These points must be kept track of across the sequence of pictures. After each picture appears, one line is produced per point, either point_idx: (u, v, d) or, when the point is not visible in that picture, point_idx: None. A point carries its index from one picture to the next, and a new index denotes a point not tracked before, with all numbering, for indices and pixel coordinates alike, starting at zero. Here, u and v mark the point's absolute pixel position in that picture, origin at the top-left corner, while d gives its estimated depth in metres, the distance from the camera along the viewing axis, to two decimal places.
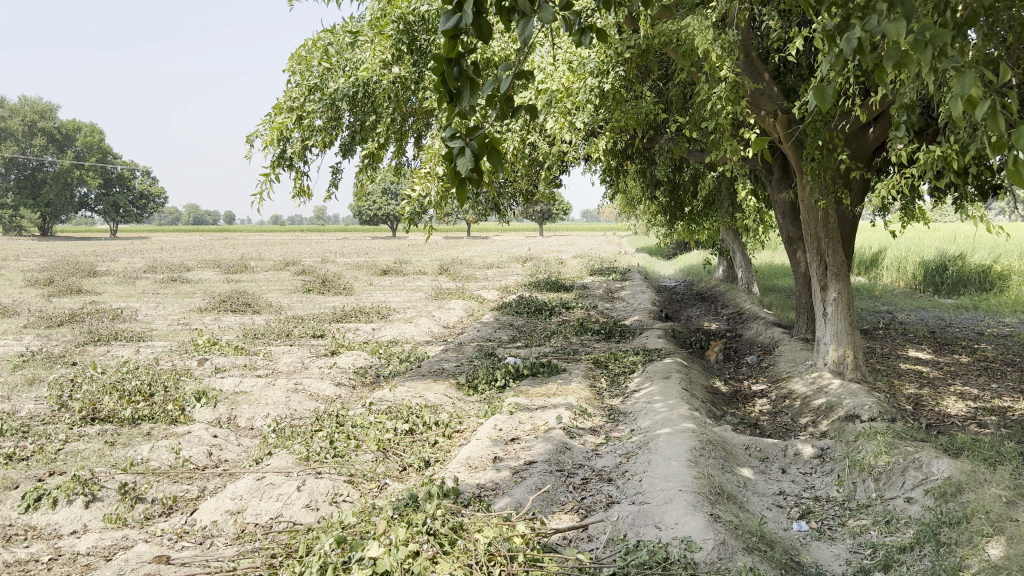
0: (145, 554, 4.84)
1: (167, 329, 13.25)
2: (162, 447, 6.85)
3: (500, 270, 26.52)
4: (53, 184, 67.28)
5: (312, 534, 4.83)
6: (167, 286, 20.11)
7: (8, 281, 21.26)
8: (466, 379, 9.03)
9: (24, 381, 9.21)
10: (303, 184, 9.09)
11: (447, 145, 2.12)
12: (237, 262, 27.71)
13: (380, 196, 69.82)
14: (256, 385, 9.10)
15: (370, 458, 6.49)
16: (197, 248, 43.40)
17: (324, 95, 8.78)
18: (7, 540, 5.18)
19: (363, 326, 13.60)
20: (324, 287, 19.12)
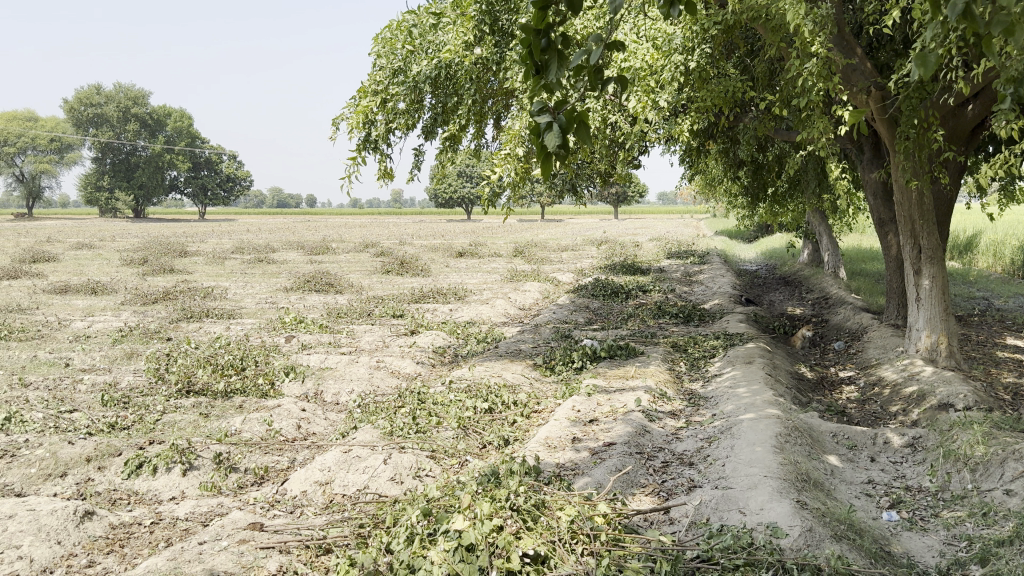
0: (240, 521, 5.06)
1: (254, 307, 13.74)
2: (254, 420, 7.13)
3: (575, 253, 26.44)
4: (146, 167, 70.28)
5: (398, 505, 4.96)
6: (254, 267, 20.83)
7: (107, 261, 22.41)
8: (543, 360, 9.08)
9: (124, 355, 9.71)
10: (387, 167, 9.25)
11: (533, 118, 2.12)
12: (318, 244, 28.41)
13: (455, 179, 70.45)
14: (341, 361, 9.37)
15: (451, 435, 6.60)
16: (280, 229, 44.74)
17: (408, 78, 8.90)
18: (113, 504, 5.49)
19: (441, 306, 13.79)
20: (403, 269, 19.45)
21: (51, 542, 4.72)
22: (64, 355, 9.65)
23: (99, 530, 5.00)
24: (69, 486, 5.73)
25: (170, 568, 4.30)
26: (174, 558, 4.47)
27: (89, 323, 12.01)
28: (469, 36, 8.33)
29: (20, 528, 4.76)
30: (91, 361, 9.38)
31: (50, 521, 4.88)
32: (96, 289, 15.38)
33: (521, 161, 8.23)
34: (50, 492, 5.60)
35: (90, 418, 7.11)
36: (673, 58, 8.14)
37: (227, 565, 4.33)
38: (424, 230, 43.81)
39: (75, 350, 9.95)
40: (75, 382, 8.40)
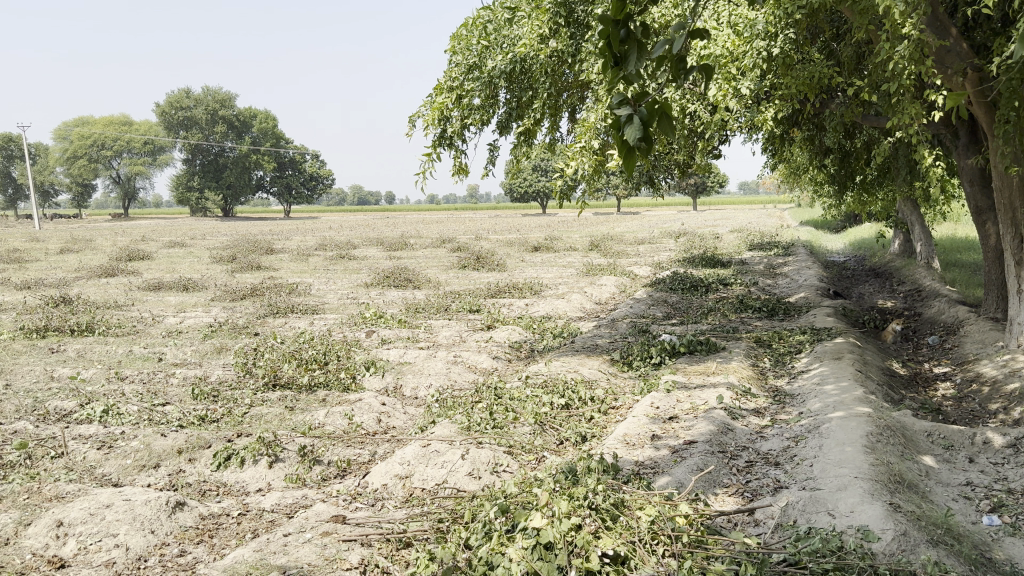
0: (323, 513, 5.19)
1: (336, 303, 14.06)
2: (336, 413, 7.30)
3: (653, 246, 26.09)
4: (233, 168, 72.84)
5: (476, 501, 4.99)
6: (336, 263, 21.32)
7: (198, 258, 23.33)
8: (621, 355, 8.99)
9: (213, 350, 10.08)
10: (462, 163, 9.31)
11: (613, 112, 2.18)
12: (396, 240, 28.88)
13: (531, 173, 70.48)
14: (419, 356, 9.49)
15: (528, 430, 6.61)
16: (359, 226, 45.65)
17: (482, 74, 8.92)
18: (203, 495, 5.71)
19: (518, 301, 13.81)
20: (479, 264, 19.57)
21: (145, 531, 4.95)
22: (158, 350, 10.09)
23: (190, 520, 5.21)
24: (162, 477, 5.99)
25: (256, 560, 4.45)
26: (260, 549, 4.62)
27: (181, 318, 12.53)
28: (544, 29, 8.29)
29: (117, 517, 5.01)
30: (183, 356, 9.78)
31: (145, 511, 5.11)
32: (187, 286, 16.02)
33: (596, 153, 8.14)
34: (145, 483, 5.86)
35: (181, 411, 7.42)
36: (755, 44, 7.91)
37: (310, 557, 4.45)
38: (501, 224, 43.95)
39: (168, 345, 10.40)
40: (169, 376, 8.78)
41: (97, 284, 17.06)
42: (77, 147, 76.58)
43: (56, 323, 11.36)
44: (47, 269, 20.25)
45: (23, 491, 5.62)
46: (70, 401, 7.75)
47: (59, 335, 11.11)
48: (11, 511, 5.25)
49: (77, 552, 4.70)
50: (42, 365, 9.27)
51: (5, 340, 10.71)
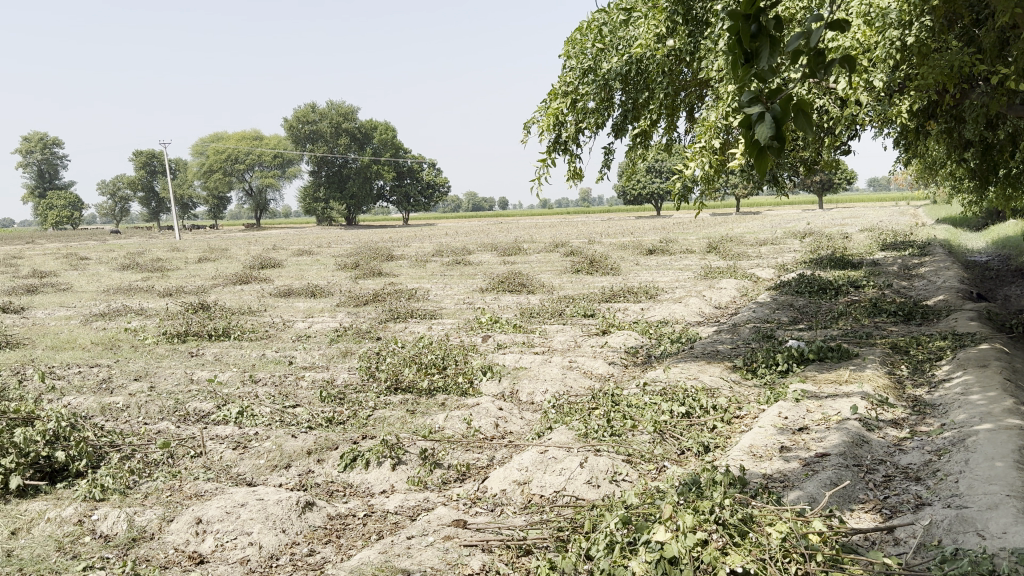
0: (445, 517, 5.27)
1: (453, 308, 14.33)
2: (455, 417, 7.42)
3: (775, 247, 25.18)
4: (355, 178, 75.60)
5: (596, 510, 4.94)
6: (453, 269, 21.74)
7: (323, 265, 24.34)
8: (743, 362, 8.70)
9: (338, 354, 10.48)
10: (577, 167, 9.29)
11: (746, 112, 2.44)
12: (511, 245, 29.13)
13: (645, 175, 69.63)
14: (535, 361, 9.52)
15: (647, 439, 6.50)
16: (474, 232, 46.39)
17: (598, 77, 8.86)
18: (331, 496, 5.92)
19: (633, 305, 13.64)
20: (594, 268, 19.47)
21: (277, 530, 5.18)
22: (288, 354, 10.57)
23: (318, 520, 5.41)
24: (292, 477, 6.26)
25: (382, 562, 4.57)
26: (385, 552, 4.74)
27: (309, 323, 13.09)
28: (661, 28, 8.14)
29: (252, 516, 5.28)
30: (311, 359, 10.21)
31: (277, 511, 5.35)
32: (314, 292, 16.73)
33: (716, 153, 7.91)
34: (277, 482, 6.14)
35: (310, 413, 7.73)
36: (889, 34, 7.49)
37: (434, 561, 4.53)
38: (615, 228, 43.49)
39: (297, 349, 10.88)
40: (297, 379, 9.18)
41: (232, 291, 18.08)
42: (214, 163, 81.58)
43: (196, 328, 12.11)
44: (190, 277, 21.67)
45: (168, 488, 6.00)
46: (209, 402, 8.22)
47: (199, 339, 11.84)
48: (157, 507, 5.61)
49: (215, 549, 4.98)
50: (184, 368, 9.90)
51: (151, 344, 11.50)
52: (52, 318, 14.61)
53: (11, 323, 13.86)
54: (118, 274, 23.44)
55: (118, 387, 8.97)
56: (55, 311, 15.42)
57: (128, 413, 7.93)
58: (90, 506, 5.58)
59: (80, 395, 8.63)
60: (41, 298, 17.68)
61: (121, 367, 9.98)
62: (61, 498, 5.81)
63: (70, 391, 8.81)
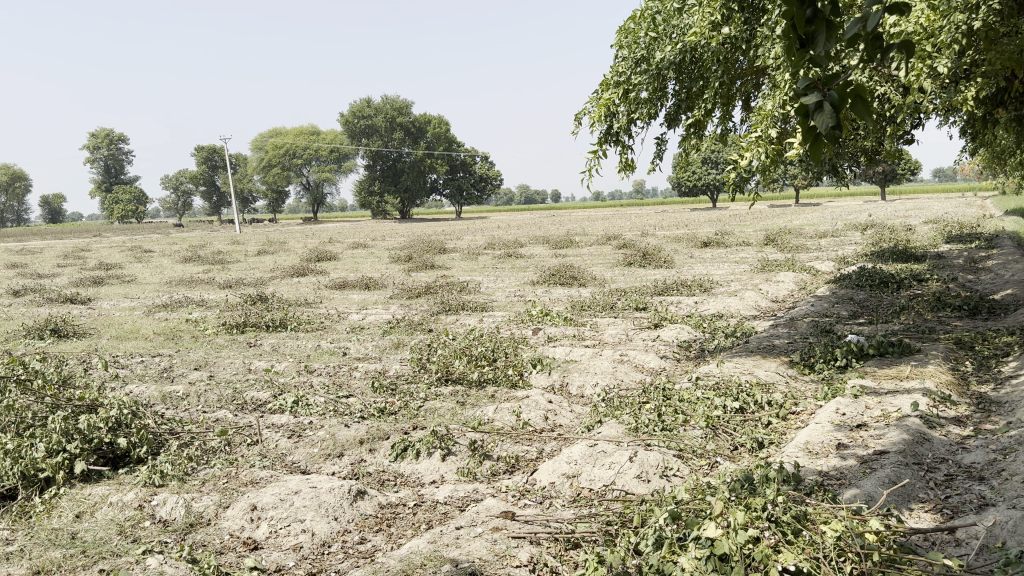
0: (493, 509, 5.30)
1: (504, 301, 14.34)
2: (505, 410, 7.46)
3: (835, 240, 24.52)
4: (410, 172, 76.28)
5: (645, 505, 4.90)
6: (505, 261, 21.78)
7: (377, 258, 24.66)
8: (799, 356, 8.52)
9: (391, 345, 10.60)
10: (629, 159, 9.19)
11: (802, 101, 2.41)
12: (564, 238, 28.99)
13: (701, 166, 68.69)
14: (586, 354, 9.49)
15: (699, 434, 6.42)
16: (526, 225, 46.40)
17: (650, 67, 8.68)
18: (382, 485, 6.00)
19: (686, 299, 13.48)
20: (646, 261, 19.29)
21: (329, 518, 5.27)
22: (342, 345, 10.74)
23: (369, 509, 5.48)
24: (345, 466, 6.37)
25: (431, 551, 4.61)
26: (434, 541, 4.78)
27: (363, 315, 13.27)
28: (716, 16, 8.02)
29: (304, 504, 5.38)
30: (364, 351, 10.35)
31: (329, 499, 5.45)
32: (368, 285, 16.95)
33: (773, 143, 7.73)
34: (330, 471, 6.25)
35: (363, 404, 7.85)
36: (953, 18, 7.11)
37: (482, 552, 4.56)
38: (669, 220, 42.92)
39: (351, 340, 11.05)
40: (351, 370, 9.33)
41: (289, 283, 18.45)
42: (272, 158, 83.21)
43: (253, 319, 12.39)
44: (249, 270, 22.18)
45: (224, 475, 6.16)
46: (265, 391, 8.42)
47: (257, 330, 12.11)
48: (214, 493, 5.77)
49: (269, 535, 5.09)
50: (241, 358, 10.15)
51: (210, 335, 11.81)
52: (118, 308, 15.13)
53: (80, 313, 14.39)
54: (180, 266, 24.15)
55: (178, 376, 9.25)
56: (120, 302, 15.95)
57: (187, 401, 8.16)
58: (150, 492, 5.77)
59: (142, 383, 8.92)
60: (107, 289, 18.31)
61: (181, 357, 10.29)
62: (123, 482, 6.02)
63: (133, 379, 9.12)
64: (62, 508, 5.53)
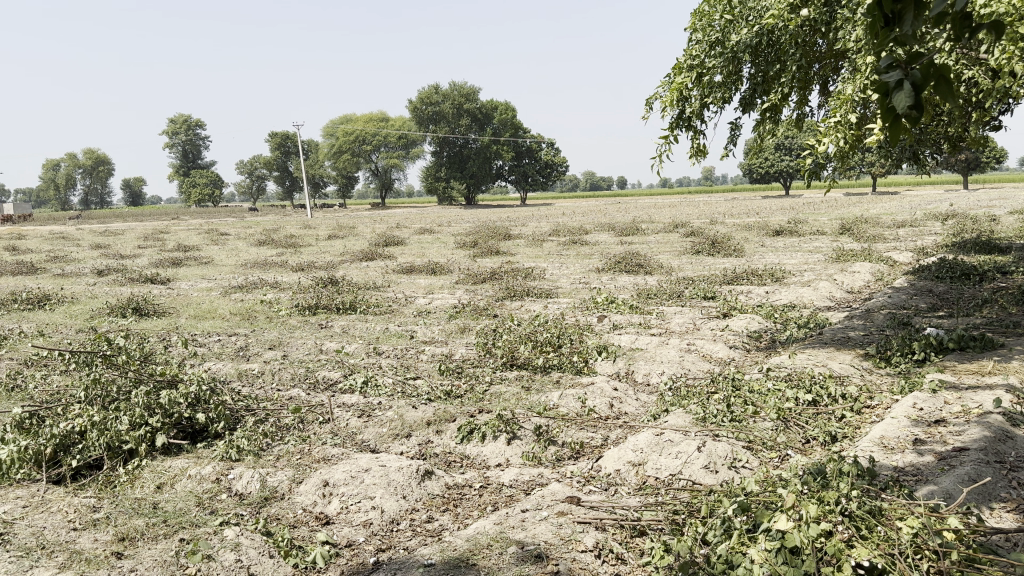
0: (559, 493, 5.32)
1: (569, 288, 14.30)
2: (570, 396, 7.47)
3: (914, 230, 23.60)
4: (476, 158, 76.57)
5: (713, 495, 4.85)
6: (570, 249, 21.70)
7: (443, 243, 24.88)
8: (875, 349, 8.27)
9: (457, 329, 10.70)
10: (700, 144, 9.04)
11: (883, 79, 2.38)
12: (630, 225, 28.68)
13: (773, 152, 67.01)
14: (652, 343, 9.40)
15: (769, 426, 6.31)
16: (589, 212, 46.13)
17: (726, 49, 8.49)
18: (448, 466, 6.10)
19: (756, 289, 13.21)
20: (715, 249, 18.95)
21: (398, 496, 5.38)
22: (409, 328, 10.90)
23: (436, 489, 5.57)
24: (412, 446, 6.47)
25: (497, 532, 4.68)
26: (500, 523, 4.85)
27: (430, 300, 13.42)
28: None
29: (374, 481, 5.51)
30: (431, 334, 10.48)
31: (397, 477, 5.56)
32: (435, 270, 17.13)
33: (852, 128, 7.44)
34: (398, 451, 6.37)
35: (429, 386, 7.96)
36: None
37: (547, 535, 4.59)
38: (739, 207, 41.84)
39: (418, 323, 11.21)
40: (418, 352, 9.46)
41: (358, 267, 18.77)
42: (342, 144, 84.59)
43: (324, 301, 12.66)
44: (320, 253, 22.70)
45: (297, 452, 6.34)
46: (336, 371, 8.62)
47: (328, 312, 12.38)
48: (287, 469, 5.95)
49: (340, 510, 5.23)
50: (313, 339, 10.41)
51: (284, 316, 12.15)
52: (196, 289, 15.67)
53: (161, 293, 14.92)
54: (255, 249, 24.84)
55: (254, 355, 9.54)
56: (199, 283, 16.50)
57: (263, 379, 8.43)
58: (227, 466, 5.99)
59: (220, 361, 9.24)
60: (186, 270, 18.97)
61: (256, 336, 10.60)
62: (201, 456, 6.25)
63: (211, 357, 9.45)
64: (145, 479, 5.79)
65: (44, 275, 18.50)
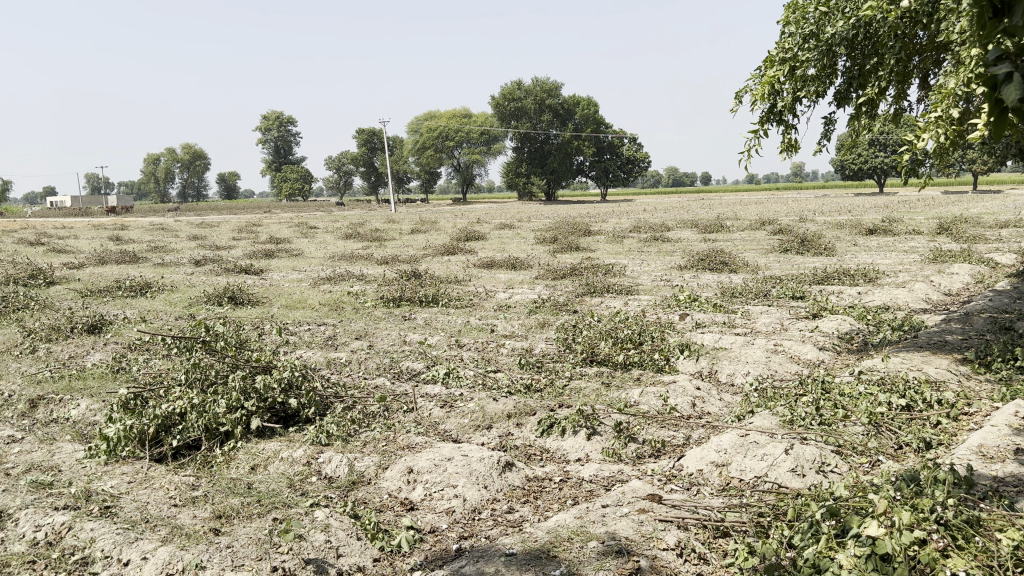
0: (640, 491, 5.30)
1: (651, 285, 14.15)
2: (651, 393, 7.41)
3: (1020, 230, 22.34)
4: (557, 154, 76.44)
5: (801, 499, 4.74)
6: (652, 245, 21.44)
7: (524, 239, 24.96)
8: (974, 354, 7.90)
9: (537, 324, 10.74)
10: (791, 140, 8.81)
11: (992, 73, 2.28)
12: (714, 222, 28.12)
13: (866, 148, 64.54)
14: (737, 342, 9.22)
15: (860, 431, 6.11)
16: (671, 209, 45.49)
17: (820, 42, 8.23)
18: (528, 458, 6.14)
19: (848, 289, 12.77)
20: (803, 248, 18.41)
21: (480, 486, 5.45)
22: (490, 322, 11.00)
23: (517, 481, 5.62)
24: (493, 438, 6.55)
25: (578, 526, 4.70)
26: (581, 517, 4.87)
27: (510, 294, 13.51)
28: None
29: (456, 470, 5.60)
30: (512, 328, 10.56)
31: (479, 468, 5.64)
32: (516, 265, 17.23)
33: (954, 123, 7.09)
34: (479, 442, 6.46)
35: (510, 379, 8.04)
36: None
37: (628, 532, 4.58)
38: (830, 205, 40.46)
39: (498, 317, 11.30)
40: (498, 346, 9.55)
41: (441, 261, 19.07)
42: (426, 139, 85.94)
43: (408, 294, 12.90)
44: (404, 247, 23.14)
45: (383, 439, 6.50)
46: (419, 362, 8.78)
47: (411, 304, 12.62)
48: (374, 455, 6.11)
49: (424, 497, 5.35)
50: (397, 330, 10.63)
51: (369, 307, 12.46)
52: (287, 279, 16.22)
53: (254, 283, 15.48)
54: (341, 242, 25.51)
55: (341, 344, 9.82)
56: (289, 274, 17.06)
57: (350, 368, 8.67)
58: (317, 450, 6.19)
59: (310, 349, 9.55)
60: (278, 261, 19.63)
61: (344, 326, 10.90)
62: (293, 439, 6.48)
63: (302, 345, 9.77)
64: (240, 460, 6.05)
65: (147, 264, 19.48)
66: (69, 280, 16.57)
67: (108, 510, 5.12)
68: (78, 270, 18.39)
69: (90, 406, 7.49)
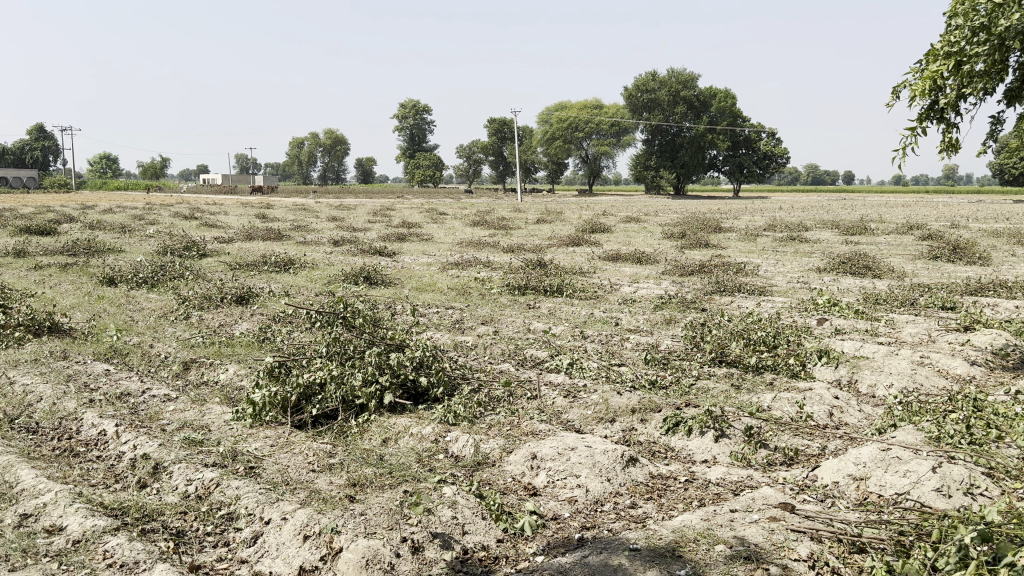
0: (771, 498, 5.15)
1: (785, 286, 13.65)
2: (785, 400, 7.15)
3: None
4: (689, 148, 74.79)
5: (947, 520, 4.46)
6: (787, 245, 20.64)
7: (652, 233, 24.63)
8: None
9: (663, 320, 10.59)
10: (953, 138, 8.24)
11: None
12: (856, 223, 26.71)
13: None
14: (879, 352, 8.75)
15: (1016, 454, 5.67)
16: (807, 207, 43.60)
17: (991, 36, 7.62)
18: (652, 455, 6.10)
19: (1006, 302, 11.84)
20: (956, 256, 17.21)
21: (603, 478, 5.45)
22: (615, 315, 10.94)
23: (641, 476, 5.58)
24: (616, 431, 6.52)
25: (704, 528, 4.63)
26: (708, 519, 4.79)
27: (636, 288, 13.37)
28: None
29: (580, 460, 5.62)
30: (637, 323, 10.46)
31: (603, 460, 5.64)
32: (643, 258, 17.02)
33: None
34: (603, 434, 6.46)
35: (635, 374, 7.98)
36: None
37: (758, 539, 4.46)
38: (985, 210, 37.73)
39: (623, 311, 11.21)
40: (624, 340, 9.49)
41: (567, 251, 19.11)
42: (555, 130, 86.15)
43: (534, 282, 13.00)
44: (531, 236, 23.34)
45: (507, 423, 6.61)
46: (543, 351, 8.85)
47: (536, 292, 12.74)
48: (498, 438, 6.23)
49: (547, 484, 5.40)
50: (522, 318, 10.74)
51: (496, 294, 12.67)
52: (418, 263, 16.72)
53: (387, 265, 16.07)
54: (470, 229, 26.05)
55: (468, 328, 10.04)
56: (420, 257, 17.56)
57: (476, 351, 8.86)
58: (444, 428, 6.37)
59: (438, 331, 9.81)
60: (410, 245, 20.28)
61: (471, 311, 11.13)
62: (422, 417, 6.70)
63: (431, 327, 10.06)
64: (373, 432, 6.33)
65: (290, 242, 20.59)
66: (219, 252, 17.76)
67: (252, 470, 5.47)
68: (228, 244, 19.65)
69: (237, 371, 8.03)
